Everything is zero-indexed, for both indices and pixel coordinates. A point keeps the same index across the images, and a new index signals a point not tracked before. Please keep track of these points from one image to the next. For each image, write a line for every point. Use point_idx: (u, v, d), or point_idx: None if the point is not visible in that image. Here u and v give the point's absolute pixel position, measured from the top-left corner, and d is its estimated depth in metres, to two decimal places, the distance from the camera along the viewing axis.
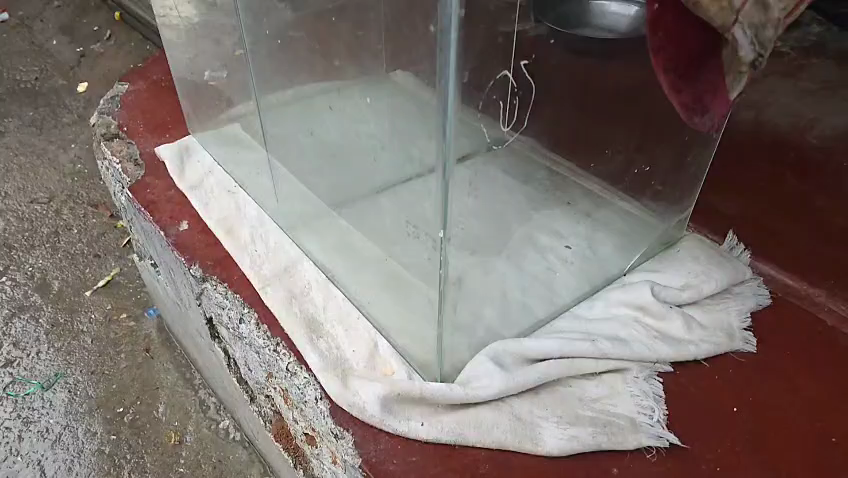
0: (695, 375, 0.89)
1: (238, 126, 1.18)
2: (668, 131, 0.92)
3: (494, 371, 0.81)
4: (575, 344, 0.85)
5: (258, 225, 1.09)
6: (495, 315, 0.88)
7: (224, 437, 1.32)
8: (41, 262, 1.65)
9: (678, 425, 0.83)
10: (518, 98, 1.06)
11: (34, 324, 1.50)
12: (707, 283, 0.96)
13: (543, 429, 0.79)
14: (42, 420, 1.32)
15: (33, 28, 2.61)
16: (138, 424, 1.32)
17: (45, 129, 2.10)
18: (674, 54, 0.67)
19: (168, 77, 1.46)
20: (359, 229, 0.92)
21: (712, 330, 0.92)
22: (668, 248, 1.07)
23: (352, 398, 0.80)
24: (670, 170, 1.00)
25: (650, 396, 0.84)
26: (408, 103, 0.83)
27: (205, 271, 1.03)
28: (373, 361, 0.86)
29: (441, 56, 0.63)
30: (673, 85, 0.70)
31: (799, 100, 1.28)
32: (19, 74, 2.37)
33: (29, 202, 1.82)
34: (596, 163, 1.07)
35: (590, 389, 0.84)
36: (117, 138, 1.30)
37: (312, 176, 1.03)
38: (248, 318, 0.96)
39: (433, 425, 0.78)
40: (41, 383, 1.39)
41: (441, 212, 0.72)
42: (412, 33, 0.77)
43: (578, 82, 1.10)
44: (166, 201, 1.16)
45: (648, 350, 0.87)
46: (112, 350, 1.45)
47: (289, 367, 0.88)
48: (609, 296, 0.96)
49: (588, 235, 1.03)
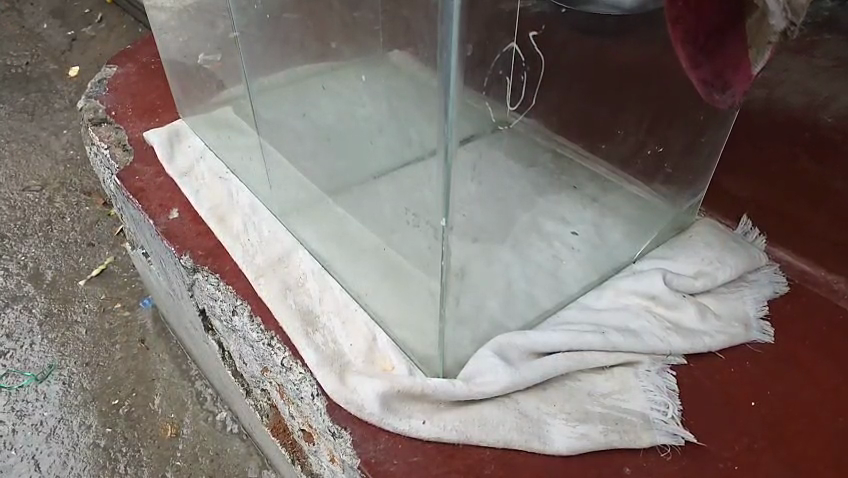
0: (709, 368, 0.85)
1: (229, 108, 1.12)
2: (685, 107, 0.88)
3: (498, 367, 0.77)
4: (585, 337, 0.81)
5: (251, 214, 1.04)
6: (499, 306, 0.84)
7: (222, 429, 1.28)
8: (34, 252, 1.60)
9: (694, 422, 0.79)
10: (524, 75, 1.06)
11: (28, 315, 1.46)
12: (721, 270, 0.92)
13: (550, 427, 0.75)
14: (36, 413, 1.29)
15: (23, 12, 2.55)
16: (134, 416, 1.28)
17: (37, 115, 2.04)
18: (694, 28, 0.72)
19: (159, 61, 1.40)
20: (356, 217, 0.88)
21: (727, 320, 0.88)
22: (679, 232, 1.01)
23: (350, 395, 0.76)
24: (683, 152, 0.96)
25: (663, 391, 0.80)
26: (409, 84, 0.78)
27: (196, 262, 0.99)
28: (372, 357, 0.82)
29: (443, 27, 0.58)
30: (692, 59, 0.74)
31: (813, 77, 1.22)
32: (10, 59, 2.31)
33: (22, 190, 1.77)
34: (607, 144, 1.03)
35: (599, 384, 0.80)
36: (105, 123, 1.25)
37: (307, 161, 0.98)
38: (241, 310, 0.91)
39: (435, 423, 0.74)
40: (35, 375, 1.35)
41: (442, 200, 0.67)
42: (411, 11, 0.72)
43: (588, 65, 1.06)
44: (156, 189, 1.11)
45: (660, 343, 0.83)
46: (107, 341, 1.41)
47: (284, 362, 0.84)
48: (619, 284, 0.92)
49: (597, 221, 0.98)
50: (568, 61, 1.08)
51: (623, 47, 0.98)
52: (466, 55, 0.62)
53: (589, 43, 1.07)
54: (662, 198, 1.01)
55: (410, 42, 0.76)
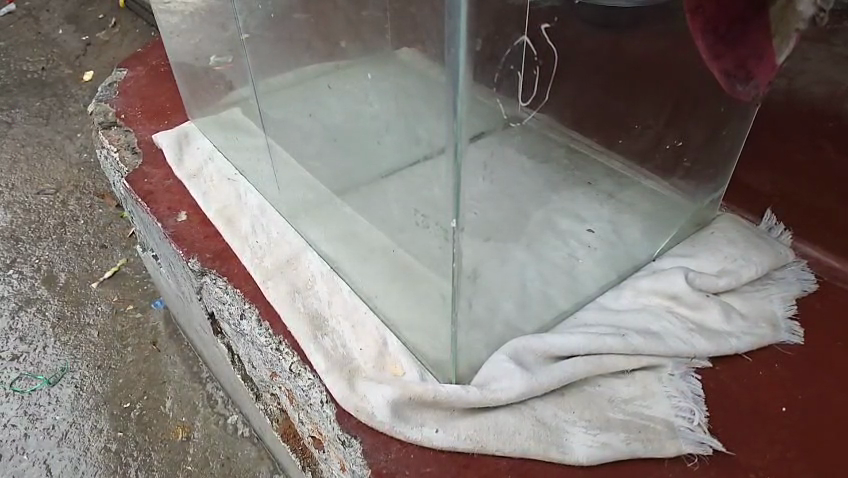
0: (735, 371, 0.81)
1: (238, 109, 1.09)
2: (710, 98, 0.87)
3: (514, 372, 0.74)
4: (604, 340, 0.78)
5: (259, 214, 1.02)
6: (514, 308, 0.81)
7: (233, 432, 1.25)
8: (47, 255, 1.60)
9: (722, 430, 0.75)
10: (538, 68, 0.91)
11: (40, 318, 1.45)
12: (745, 268, 0.89)
13: (569, 436, 0.72)
14: (48, 417, 1.27)
15: (39, 18, 2.56)
16: (145, 420, 1.26)
17: (52, 119, 2.04)
18: (715, 18, 0.71)
19: (168, 63, 1.39)
20: (365, 217, 0.85)
21: (753, 320, 0.85)
22: (699, 229, 0.99)
23: (359, 403, 0.73)
24: (704, 145, 0.94)
25: (688, 397, 0.77)
26: (418, 82, 0.75)
27: (203, 264, 0.96)
28: (383, 361, 0.79)
29: (450, 21, 0.55)
30: (714, 49, 0.73)
31: (837, 65, 0.89)
32: (26, 64, 2.31)
33: (36, 193, 1.77)
34: (624, 139, 1.00)
35: (621, 389, 0.77)
36: (115, 126, 1.23)
37: (314, 161, 0.96)
38: (249, 314, 0.89)
39: (449, 432, 0.71)
40: (47, 378, 1.34)
41: (452, 200, 0.64)
42: (419, 7, 0.69)
43: (607, 58, 0.99)
44: (163, 192, 1.09)
45: (684, 345, 0.80)
46: (119, 343, 1.39)
47: (291, 368, 0.81)
48: (639, 284, 0.88)
49: (614, 218, 0.95)
50: (582, 52, 0.97)
51: (644, 39, 0.91)
52: (476, 49, 0.59)
53: (609, 34, 0.97)
54: (681, 193, 0.99)
55: (419, 39, 0.73)
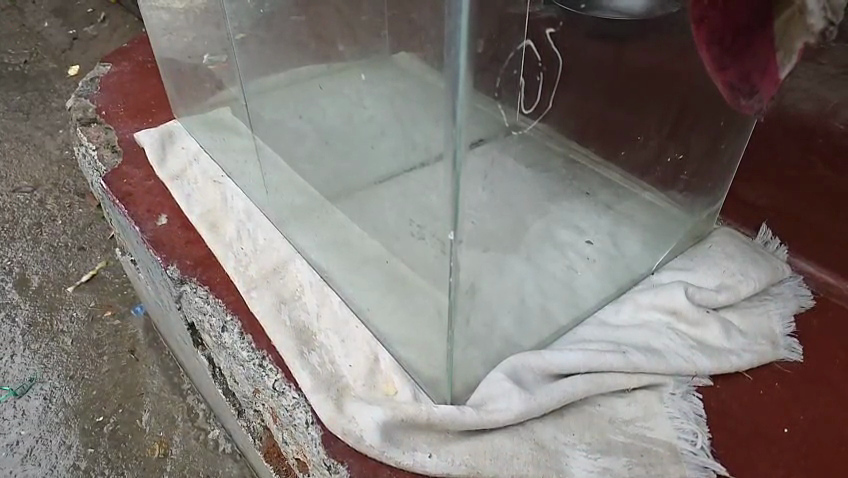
0: (736, 390, 0.79)
1: (228, 108, 1.05)
2: (711, 111, 0.84)
3: (511, 391, 0.71)
4: (605, 357, 0.75)
5: (246, 219, 0.97)
6: (512, 323, 0.78)
7: (214, 448, 1.21)
8: (21, 256, 1.54)
9: (724, 452, 0.73)
10: (542, 75, 0.94)
11: (9, 324, 1.39)
12: (744, 284, 0.87)
13: (569, 461, 0.69)
14: (13, 432, 1.22)
15: (23, 10, 2.49)
16: (119, 435, 1.21)
17: (33, 115, 1.98)
18: (719, 28, 0.65)
19: (154, 60, 1.34)
20: (359, 225, 0.82)
21: (754, 337, 0.83)
22: (698, 242, 0.96)
23: (347, 425, 0.70)
24: (703, 158, 0.91)
25: (690, 419, 0.74)
26: (417, 86, 0.72)
27: (183, 272, 0.92)
28: (374, 378, 0.76)
29: (450, 21, 0.52)
30: (719, 61, 0.67)
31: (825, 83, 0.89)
32: (7, 56, 2.24)
33: (11, 191, 1.71)
34: (626, 150, 0.97)
35: (622, 409, 0.74)
36: (95, 123, 1.18)
37: (306, 165, 0.94)
38: (231, 326, 0.85)
39: (443, 456, 0.68)
40: (13, 389, 1.29)
41: (450, 210, 0.61)
42: (419, 7, 0.66)
43: (605, 66, 0.97)
44: (145, 193, 1.05)
45: (686, 363, 0.77)
46: (94, 351, 1.35)
47: (275, 386, 0.78)
48: (638, 299, 0.86)
49: (612, 231, 0.93)
50: (586, 62, 0.99)
51: (641, 45, 0.92)
52: (476, 50, 0.56)
53: (609, 44, 0.97)
54: (679, 206, 0.97)
55: (419, 41, 0.70)
